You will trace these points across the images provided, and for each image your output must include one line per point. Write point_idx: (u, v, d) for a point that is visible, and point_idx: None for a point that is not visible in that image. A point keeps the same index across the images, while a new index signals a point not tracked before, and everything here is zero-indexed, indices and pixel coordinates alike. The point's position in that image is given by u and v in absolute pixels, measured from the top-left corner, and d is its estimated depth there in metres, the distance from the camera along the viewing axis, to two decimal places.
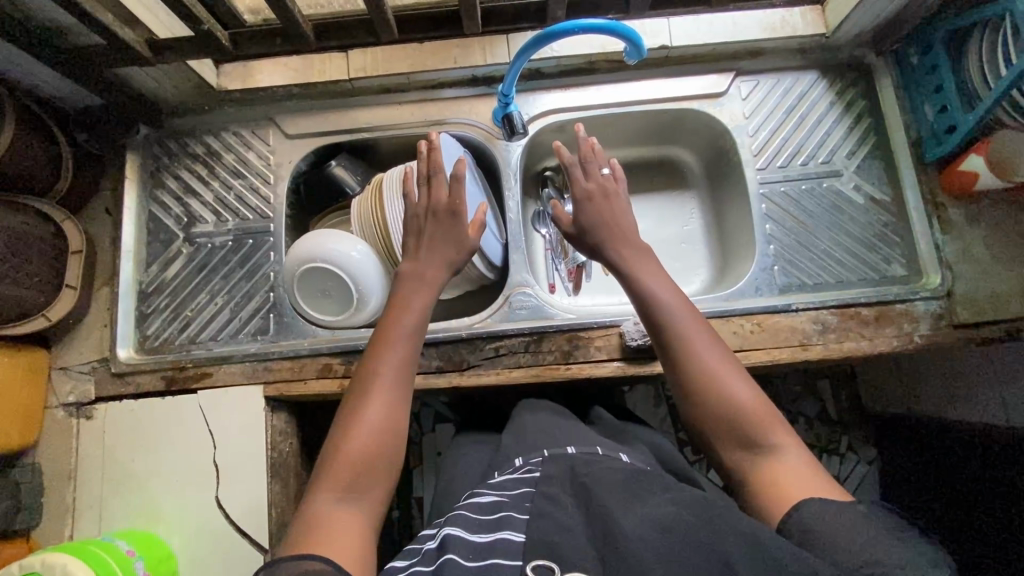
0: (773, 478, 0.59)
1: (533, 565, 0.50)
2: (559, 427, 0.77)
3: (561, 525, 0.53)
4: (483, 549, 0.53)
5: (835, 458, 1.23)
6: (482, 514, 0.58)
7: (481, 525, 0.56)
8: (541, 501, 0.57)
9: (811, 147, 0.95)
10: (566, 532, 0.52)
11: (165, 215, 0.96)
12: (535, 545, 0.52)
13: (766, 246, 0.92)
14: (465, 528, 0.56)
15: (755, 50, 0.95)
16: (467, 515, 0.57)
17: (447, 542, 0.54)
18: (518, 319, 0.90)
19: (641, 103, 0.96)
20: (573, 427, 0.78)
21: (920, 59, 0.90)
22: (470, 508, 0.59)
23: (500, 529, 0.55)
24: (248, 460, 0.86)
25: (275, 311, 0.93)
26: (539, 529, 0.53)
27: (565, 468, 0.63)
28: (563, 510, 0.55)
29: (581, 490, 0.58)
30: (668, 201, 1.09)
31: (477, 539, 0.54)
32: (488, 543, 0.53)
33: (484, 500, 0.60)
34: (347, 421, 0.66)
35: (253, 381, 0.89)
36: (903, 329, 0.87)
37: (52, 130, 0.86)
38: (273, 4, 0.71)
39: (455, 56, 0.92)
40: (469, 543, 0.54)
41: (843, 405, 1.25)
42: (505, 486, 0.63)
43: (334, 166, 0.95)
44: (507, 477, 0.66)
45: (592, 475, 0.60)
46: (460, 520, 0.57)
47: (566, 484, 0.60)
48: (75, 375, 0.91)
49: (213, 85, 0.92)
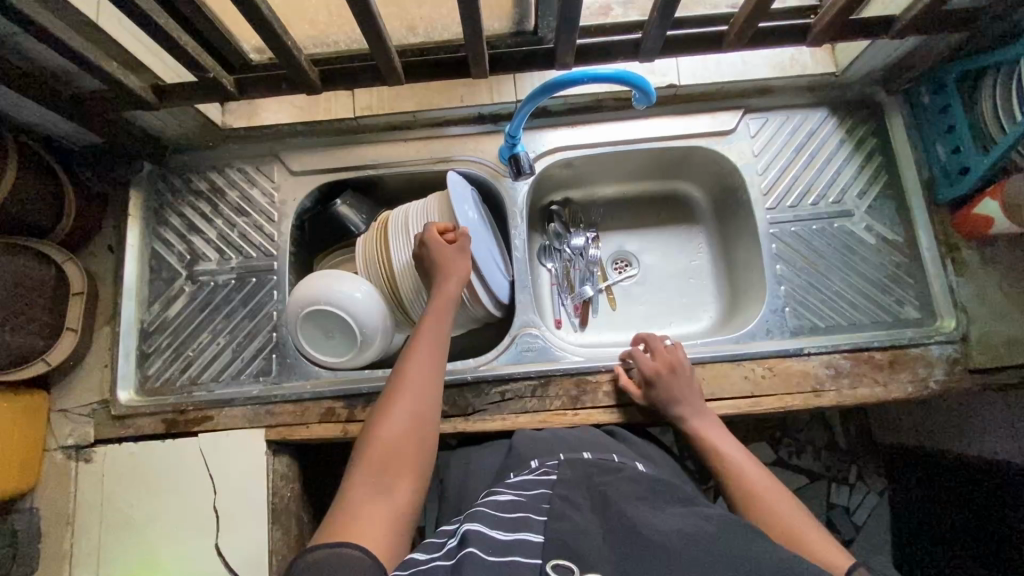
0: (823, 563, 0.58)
1: (553, 564, 0.48)
2: (574, 440, 0.76)
3: (578, 528, 0.52)
4: (502, 546, 0.50)
5: (844, 490, 1.14)
6: (502, 514, 0.56)
7: (502, 523, 0.54)
8: (559, 504, 0.56)
9: (822, 186, 0.94)
10: (584, 534, 0.51)
11: (168, 253, 0.95)
12: (554, 545, 0.50)
13: (776, 288, 0.91)
14: (484, 525, 0.54)
15: (764, 88, 0.94)
16: (488, 513, 0.56)
17: (466, 536, 0.52)
18: (526, 361, 0.89)
19: (648, 141, 0.95)
20: (585, 437, 0.77)
21: (932, 99, 0.88)
22: (490, 507, 0.58)
23: (519, 530, 0.53)
24: (249, 506, 0.84)
25: (278, 351, 0.91)
26: (559, 530, 0.51)
27: (581, 475, 0.62)
28: (581, 515, 0.54)
29: (598, 497, 0.57)
30: (676, 235, 1.07)
31: (499, 536, 0.52)
32: (506, 540, 0.51)
33: (503, 500, 0.58)
34: (375, 422, 0.66)
35: (255, 425, 0.87)
36: (918, 374, 0.85)
37: (56, 171, 0.86)
38: (280, 53, 0.71)
39: (461, 95, 0.93)
40: (488, 539, 0.51)
41: (852, 434, 1.15)
42: (522, 487, 0.62)
43: (339, 205, 0.93)
44: (522, 479, 0.65)
45: (609, 485, 0.59)
46: (480, 517, 0.55)
47: (582, 489, 0.59)
48: (75, 417, 0.89)
49: (218, 123, 0.92)
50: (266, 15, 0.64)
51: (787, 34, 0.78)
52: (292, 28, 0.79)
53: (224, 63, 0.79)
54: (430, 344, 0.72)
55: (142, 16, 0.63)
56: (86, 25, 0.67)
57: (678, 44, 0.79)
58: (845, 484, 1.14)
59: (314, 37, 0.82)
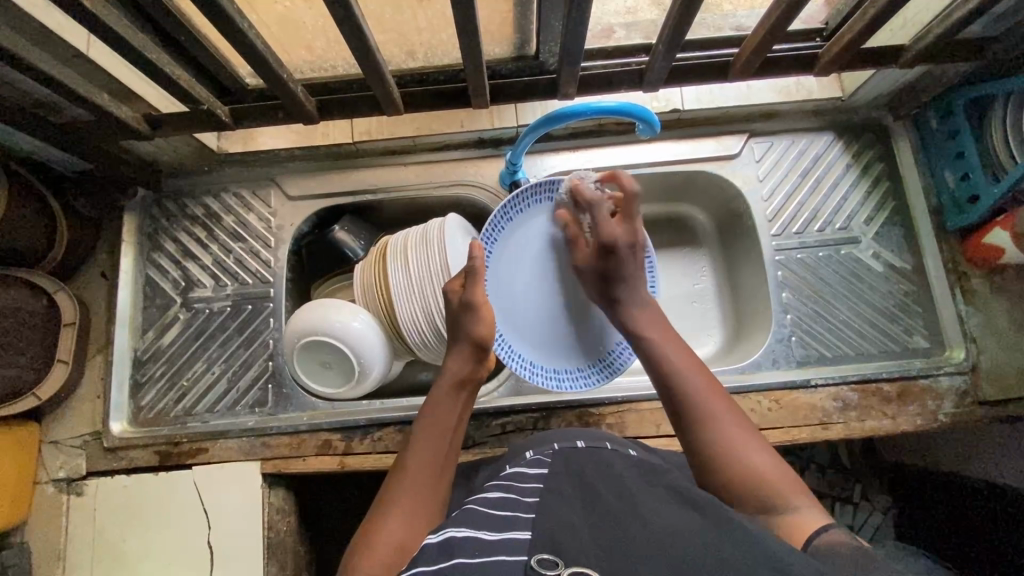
0: (777, 493, 0.53)
1: (538, 558, 0.42)
2: (568, 434, 0.71)
3: (567, 523, 0.46)
4: (489, 546, 0.44)
5: (848, 508, 1.07)
6: (491, 512, 0.50)
7: (491, 523, 0.48)
8: (547, 499, 0.50)
9: (828, 213, 0.92)
10: (570, 528, 0.45)
11: (162, 279, 0.93)
12: (541, 540, 0.44)
13: (782, 316, 0.89)
14: (470, 528, 0.47)
15: (769, 112, 0.92)
16: (474, 513, 0.50)
17: (453, 543, 0.45)
18: (528, 393, 0.87)
19: (651, 165, 0.92)
20: (583, 433, 0.72)
21: (940, 124, 0.87)
22: (483, 504, 0.52)
23: (507, 529, 0.47)
24: (242, 543, 0.83)
25: (274, 381, 0.90)
26: (547, 525, 0.46)
27: (572, 466, 0.57)
28: (569, 508, 0.49)
29: (588, 488, 0.52)
30: (681, 259, 1.04)
31: (484, 537, 0.46)
32: (495, 540, 0.45)
33: (494, 496, 0.53)
34: (380, 515, 0.59)
35: (250, 458, 0.86)
36: (927, 407, 0.84)
37: (47, 199, 0.84)
38: (277, 88, 0.70)
39: (462, 121, 0.92)
40: (476, 541, 0.45)
41: (856, 452, 1.09)
42: (512, 482, 0.56)
43: (338, 230, 0.90)
44: (513, 471, 0.60)
45: (602, 477, 0.54)
46: (468, 517, 0.50)
47: (573, 480, 0.54)
48: (67, 449, 0.88)
49: (213, 149, 0.90)
50: (261, 51, 0.63)
51: (792, 64, 0.77)
52: (289, 54, 0.75)
53: (220, 93, 0.78)
54: (438, 423, 0.67)
55: (138, 53, 0.62)
56: (76, 57, 0.67)
57: (685, 73, 0.78)
58: (848, 503, 1.07)
59: (312, 61, 0.78)
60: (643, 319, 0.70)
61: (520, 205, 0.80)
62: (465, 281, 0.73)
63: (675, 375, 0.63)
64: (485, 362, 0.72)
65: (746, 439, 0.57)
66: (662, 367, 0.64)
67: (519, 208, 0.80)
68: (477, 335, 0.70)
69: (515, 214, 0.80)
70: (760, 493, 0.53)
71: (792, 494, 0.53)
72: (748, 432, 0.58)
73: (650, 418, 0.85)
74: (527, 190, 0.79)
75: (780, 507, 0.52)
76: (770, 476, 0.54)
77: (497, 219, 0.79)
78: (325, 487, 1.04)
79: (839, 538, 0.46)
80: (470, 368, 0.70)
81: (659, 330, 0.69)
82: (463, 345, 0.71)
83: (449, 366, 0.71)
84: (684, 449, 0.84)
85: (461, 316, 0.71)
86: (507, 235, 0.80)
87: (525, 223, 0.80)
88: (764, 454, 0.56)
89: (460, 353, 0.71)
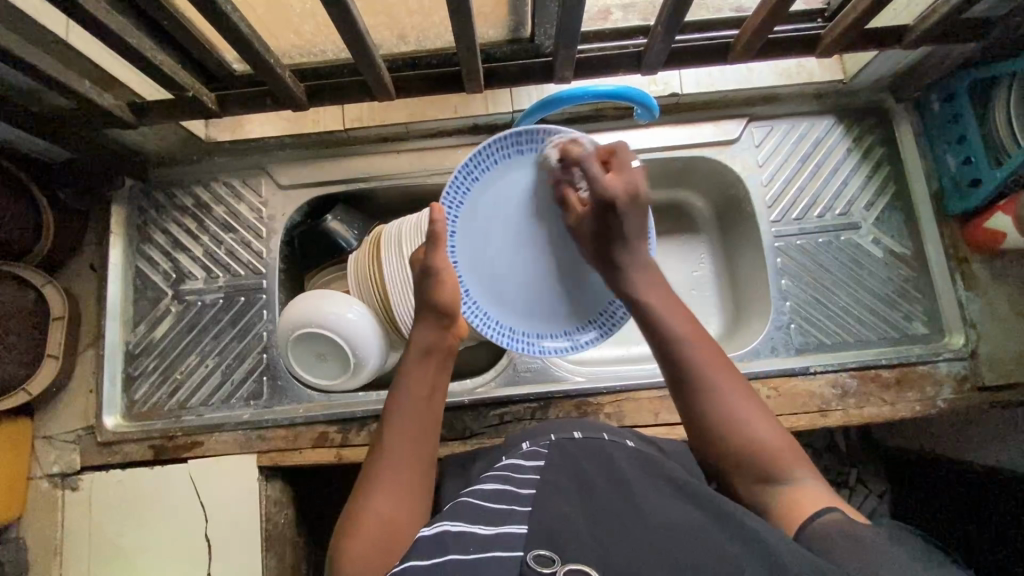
0: (775, 464, 0.55)
1: (535, 554, 0.41)
2: (564, 423, 0.71)
3: (564, 517, 0.45)
4: (484, 541, 0.43)
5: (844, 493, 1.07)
6: (486, 506, 0.49)
7: (486, 517, 0.47)
8: (545, 491, 0.50)
9: (828, 198, 0.91)
10: (567, 521, 0.45)
11: (152, 270, 0.91)
12: (538, 536, 0.43)
13: (781, 303, 0.89)
14: (465, 522, 0.47)
15: (770, 96, 0.91)
16: (468, 506, 0.49)
17: (446, 539, 0.44)
18: (525, 383, 0.87)
19: (650, 151, 0.91)
20: (579, 423, 0.71)
21: (942, 107, 0.86)
22: (476, 496, 0.51)
23: (502, 523, 0.46)
24: (240, 536, 0.82)
25: (269, 374, 0.89)
26: (545, 519, 0.45)
27: (569, 458, 0.57)
28: (566, 501, 0.48)
29: (585, 481, 0.51)
30: (680, 246, 1.03)
31: (480, 532, 0.45)
32: (490, 536, 0.44)
33: (488, 489, 0.52)
34: (363, 495, 0.58)
35: (247, 451, 0.85)
36: (925, 393, 0.84)
37: (31, 191, 0.82)
38: (264, 73, 0.68)
39: (456, 106, 0.90)
40: (471, 537, 0.44)
41: (852, 438, 1.10)
42: (508, 473, 0.56)
43: (330, 220, 0.89)
44: (507, 463, 0.59)
45: (599, 469, 0.53)
46: (462, 512, 0.49)
47: (571, 472, 0.53)
48: (60, 444, 0.87)
49: (202, 137, 0.88)
50: (248, 36, 0.61)
51: (794, 45, 0.75)
52: (277, 39, 0.73)
53: (206, 79, 0.76)
54: (415, 392, 0.64)
55: (119, 39, 0.60)
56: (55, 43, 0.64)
57: (684, 55, 0.76)
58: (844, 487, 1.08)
59: (300, 45, 0.75)
60: (644, 282, 0.67)
61: (463, 187, 0.72)
62: (427, 245, 0.67)
63: (680, 352, 0.61)
64: (453, 328, 0.68)
65: (754, 416, 0.58)
66: (675, 354, 0.62)
67: (462, 189, 0.72)
68: (439, 301, 0.66)
69: (462, 196, 0.72)
70: (760, 469, 0.56)
71: (793, 466, 0.55)
72: (754, 404, 0.59)
73: (648, 407, 0.85)
74: (464, 169, 0.71)
75: (777, 479, 0.55)
76: (772, 452, 0.56)
77: (448, 199, 0.72)
78: (323, 479, 1.04)
79: (837, 520, 0.48)
80: (435, 336, 0.67)
81: (664, 304, 0.65)
82: (427, 314, 0.67)
83: (414, 335, 0.67)
84: (682, 438, 0.83)
85: (420, 282, 0.66)
86: (465, 214, 0.73)
87: (473, 202, 0.73)
88: (763, 424, 0.58)
89: (427, 323, 0.67)
